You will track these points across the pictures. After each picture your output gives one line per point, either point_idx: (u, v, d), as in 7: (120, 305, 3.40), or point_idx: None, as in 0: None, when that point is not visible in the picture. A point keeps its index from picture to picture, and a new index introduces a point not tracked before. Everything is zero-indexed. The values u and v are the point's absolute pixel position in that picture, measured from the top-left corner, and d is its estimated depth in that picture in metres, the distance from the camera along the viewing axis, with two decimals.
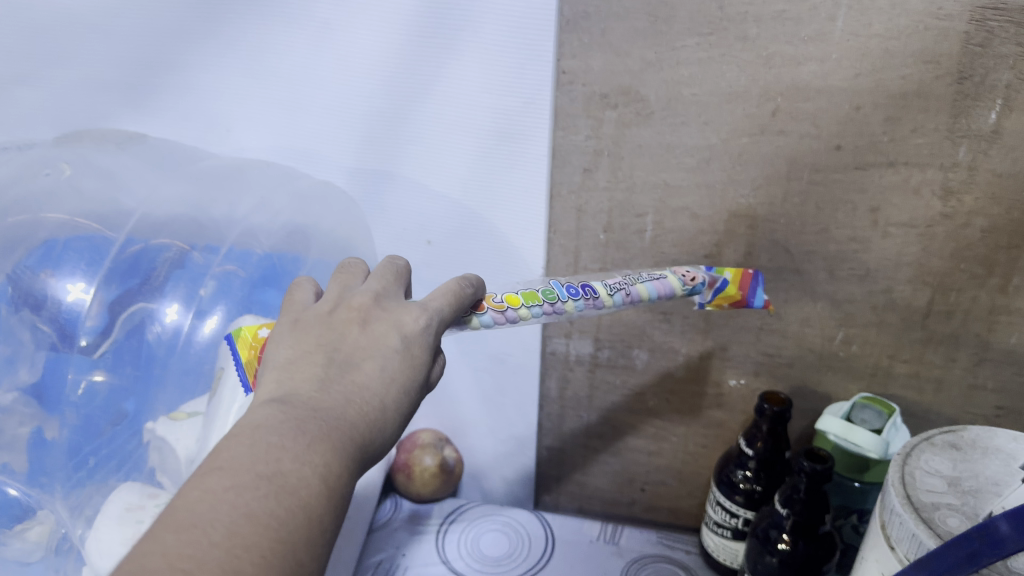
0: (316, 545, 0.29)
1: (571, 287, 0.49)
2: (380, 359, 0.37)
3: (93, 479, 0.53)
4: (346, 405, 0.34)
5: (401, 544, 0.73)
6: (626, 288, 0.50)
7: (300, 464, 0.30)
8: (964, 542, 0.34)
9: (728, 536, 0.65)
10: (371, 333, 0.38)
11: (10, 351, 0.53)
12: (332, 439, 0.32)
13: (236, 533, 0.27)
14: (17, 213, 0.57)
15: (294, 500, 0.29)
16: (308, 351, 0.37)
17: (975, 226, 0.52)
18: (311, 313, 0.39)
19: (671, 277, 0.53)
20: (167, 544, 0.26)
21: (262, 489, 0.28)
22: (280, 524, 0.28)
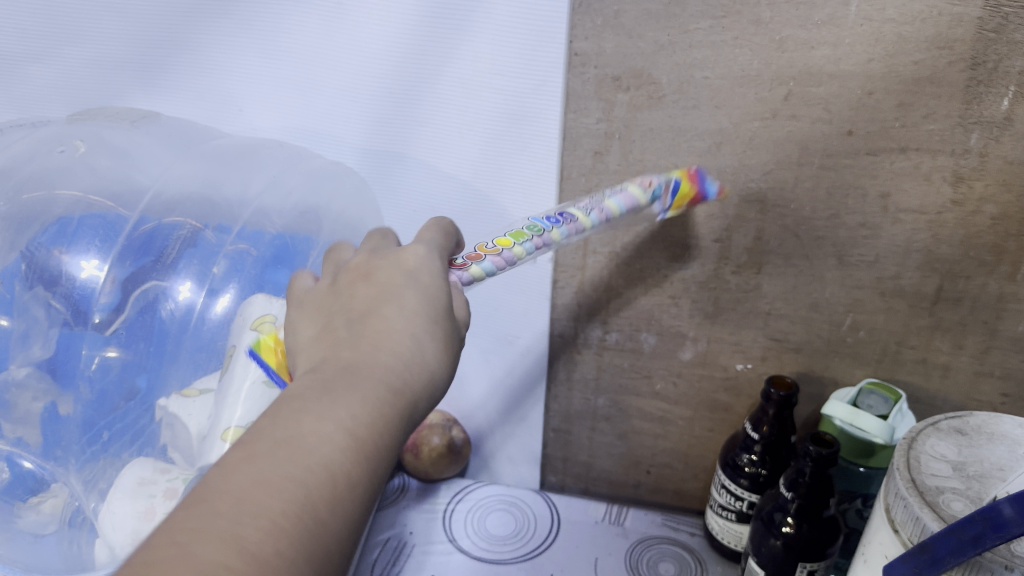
0: (347, 511, 0.29)
1: (552, 217, 0.51)
2: (386, 294, 0.38)
3: (106, 453, 0.53)
4: (387, 373, 0.34)
5: (409, 522, 0.74)
6: (597, 207, 0.52)
7: (320, 423, 0.31)
8: (969, 525, 0.35)
9: (733, 518, 0.66)
10: (376, 282, 0.39)
11: (25, 327, 0.54)
12: (372, 401, 0.32)
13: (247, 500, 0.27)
14: (33, 188, 0.58)
15: (312, 462, 0.29)
16: (324, 322, 0.39)
17: (985, 213, 0.52)
18: (317, 292, 0.42)
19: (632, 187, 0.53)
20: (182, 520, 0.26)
21: (278, 454, 0.29)
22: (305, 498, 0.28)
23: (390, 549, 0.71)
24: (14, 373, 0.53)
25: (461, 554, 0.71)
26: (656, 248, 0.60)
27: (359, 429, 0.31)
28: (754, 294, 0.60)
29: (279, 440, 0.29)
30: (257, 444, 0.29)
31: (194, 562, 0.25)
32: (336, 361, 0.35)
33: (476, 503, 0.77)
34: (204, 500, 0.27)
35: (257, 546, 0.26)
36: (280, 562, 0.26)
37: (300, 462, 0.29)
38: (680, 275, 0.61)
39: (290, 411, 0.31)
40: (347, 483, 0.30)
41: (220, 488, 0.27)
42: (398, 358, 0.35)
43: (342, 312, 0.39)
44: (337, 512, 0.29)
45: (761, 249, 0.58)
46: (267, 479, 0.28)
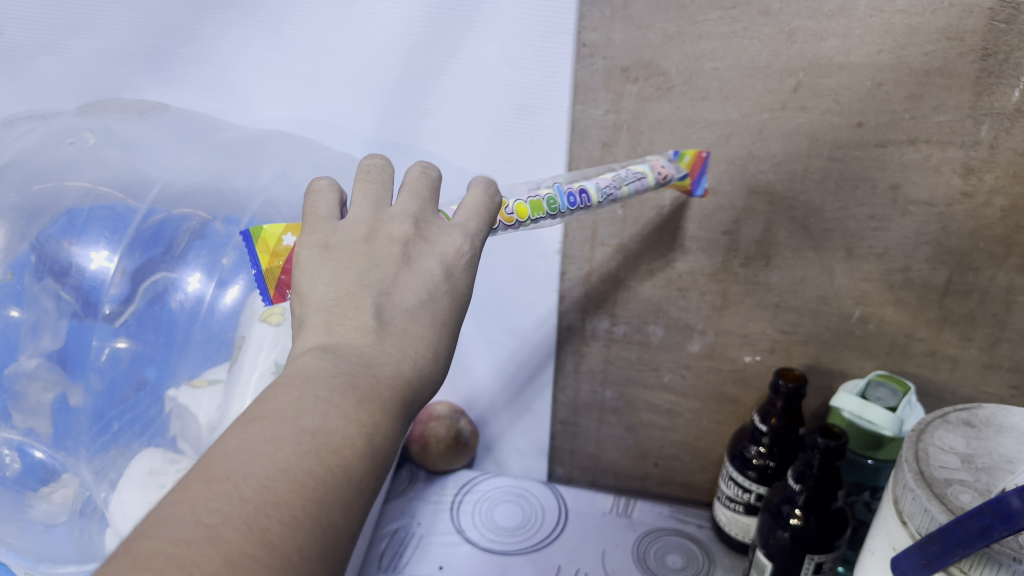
0: (353, 507, 0.30)
1: (572, 195, 0.49)
2: (420, 294, 0.37)
3: (117, 443, 0.54)
4: (399, 384, 0.34)
5: (417, 514, 0.74)
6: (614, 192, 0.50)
7: (346, 421, 0.31)
8: (977, 517, 0.35)
9: (741, 510, 0.66)
10: (417, 272, 0.38)
11: (33, 317, 0.54)
12: (378, 400, 0.33)
13: (269, 490, 0.27)
14: (43, 181, 0.58)
15: (335, 459, 0.30)
16: (349, 290, 0.37)
17: (995, 205, 0.52)
18: (345, 238, 0.39)
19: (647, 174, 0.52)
20: (198, 494, 0.27)
21: (304, 444, 0.29)
22: (317, 483, 0.28)
23: (398, 540, 0.72)
24: (24, 364, 0.53)
25: (469, 545, 0.71)
26: (664, 240, 0.60)
27: (377, 440, 0.32)
28: (763, 286, 0.60)
29: (304, 428, 0.30)
30: (284, 433, 0.30)
31: (222, 547, 0.25)
32: (358, 356, 0.34)
33: (484, 495, 0.77)
34: (231, 480, 0.27)
35: (279, 539, 0.26)
36: (300, 557, 0.27)
37: (322, 460, 0.29)
38: (689, 267, 0.61)
39: (318, 399, 0.31)
40: (359, 491, 0.30)
41: (247, 471, 0.28)
42: (416, 372, 0.35)
43: (374, 289, 0.37)
44: (347, 515, 0.29)
45: (770, 241, 0.58)
46: (292, 471, 0.28)
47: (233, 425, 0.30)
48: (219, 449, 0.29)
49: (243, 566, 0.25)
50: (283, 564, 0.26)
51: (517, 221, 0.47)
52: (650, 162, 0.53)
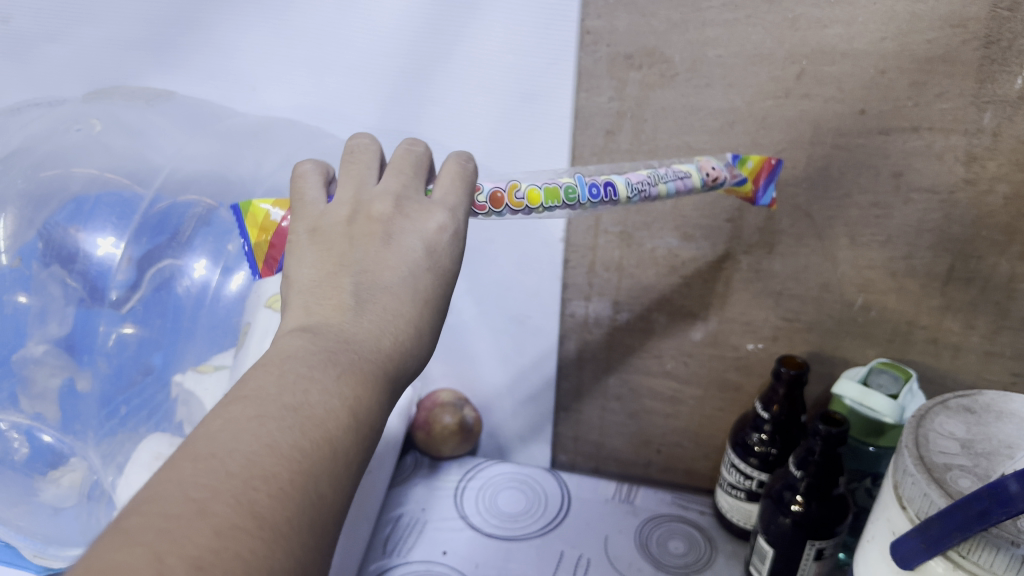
0: (340, 478, 0.30)
1: (594, 186, 0.47)
2: (400, 272, 0.38)
3: (124, 427, 0.55)
4: (382, 360, 0.35)
5: (421, 499, 0.75)
6: (646, 187, 0.49)
7: (328, 396, 0.31)
8: (976, 500, 0.35)
9: (742, 497, 0.66)
10: (396, 249, 0.39)
11: (40, 303, 0.54)
12: (361, 374, 0.33)
13: (255, 464, 0.28)
14: (49, 168, 0.59)
15: (320, 432, 0.30)
16: (329, 270, 0.38)
17: (998, 192, 0.52)
18: (328, 221, 0.40)
19: (692, 174, 0.52)
20: (185, 473, 0.27)
21: (287, 420, 0.30)
22: (304, 457, 0.29)
23: (403, 526, 0.72)
24: (31, 350, 0.53)
25: (472, 530, 0.72)
26: (667, 228, 0.60)
27: (361, 411, 0.32)
28: (765, 274, 0.61)
29: (285, 403, 0.30)
30: (268, 410, 0.30)
31: (212, 520, 0.25)
32: (337, 332, 0.35)
33: (488, 481, 0.78)
34: (216, 456, 0.27)
35: (268, 511, 0.27)
36: (289, 529, 0.27)
37: (307, 433, 0.30)
38: (691, 255, 0.61)
39: (298, 376, 0.32)
40: (346, 464, 0.31)
41: (232, 446, 0.28)
42: (397, 348, 0.36)
43: (354, 268, 0.38)
44: (335, 485, 0.30)
45: (772, 228, 0.58)
46: (277, 446, 0.29)
47: (216, 405, 0.31)
48: (203, 428, 0.29)
49: (233, 538, 0.25)
50: (273, 535, 0.26)
51: (526, 207, 0.45)
52: (699, 163, 0.53)
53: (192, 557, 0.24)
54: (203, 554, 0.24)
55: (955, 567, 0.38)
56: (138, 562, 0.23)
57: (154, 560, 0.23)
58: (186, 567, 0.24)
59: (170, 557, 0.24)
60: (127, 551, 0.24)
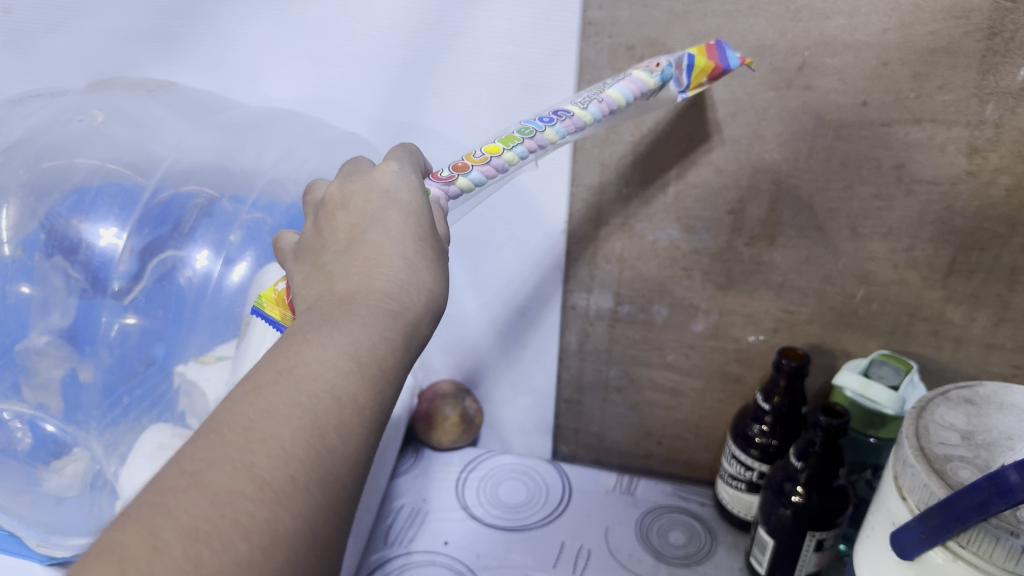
0: (354, 426, 0.30)
1: (545, 118, 0.50)
2: (364, 220, 0.39)
3: (127, 417, 0.55)
4: (387, 299, 0.35)
5: (422, 489, 0.75)
6: (598, 98, 0.50)
7: (323, 347, 0.32)
8: (975, 491, 0.35)
9: (743, 488, 0.66)
10: (353, 207, 0.40)
11: (43, 294, 0.55)
12: (364, 318, 0.33)
13: (253, 428, 0.28)
14: (52, 158, 0.59)
15: (318, 384, 0.30)
16: (312, 267, 0.39)
17: (1000, 184, 0.52)
18: (302, 238, 0.42)
19: (638, 72, 0.51)
20: (185, 453, 0.28)
21: (282, 381, 0.30)
22: (306, 412, 0.29)
23: (404, 515, 0.73)
24: (34, 341, 0.54)
25: (473, 520, 0.72)
26: (668, 220, 0.60)
27: (362, 352, 0.32)
28: (767, 266, 0.61)
29: (280, 371, 0.31)
30: (262, 377, 0.31)
31: (207, 491, 0.26)
32: (331, 298, 0.35)
33: (489, 472, 0.78)
34: (214, 429, 0.28)
35: (269, 473, 0.27)
36: (294, 487, 0.27)
37: (305, 388, 0.30)
38: (692, 247, 0.61)
39: (296, 342, 0.32)
40: (355, 407, 0.31)
41: (230, 418, 0.29)
42: (393, 284, 0.35)
43: (327, 247, 0.39)
44: (348, 441, 0.30)
45: (774, 220, 0.58)
46: (275, 408, 0.29)
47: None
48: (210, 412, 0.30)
49: (230, 505, 0.26)
50: (276, 496, 0.27)
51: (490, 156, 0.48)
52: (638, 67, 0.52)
53: (187, 528, 0.25)
54: (198, 525, 0.25)
55: (954, 558, 0.38)
56: (134, 541, 0.24)
57: (148, 535, 0.25)
58: (180, 540, 0.25)
59: (165, 532, 0.25)
60: (123, 530, 0.25)
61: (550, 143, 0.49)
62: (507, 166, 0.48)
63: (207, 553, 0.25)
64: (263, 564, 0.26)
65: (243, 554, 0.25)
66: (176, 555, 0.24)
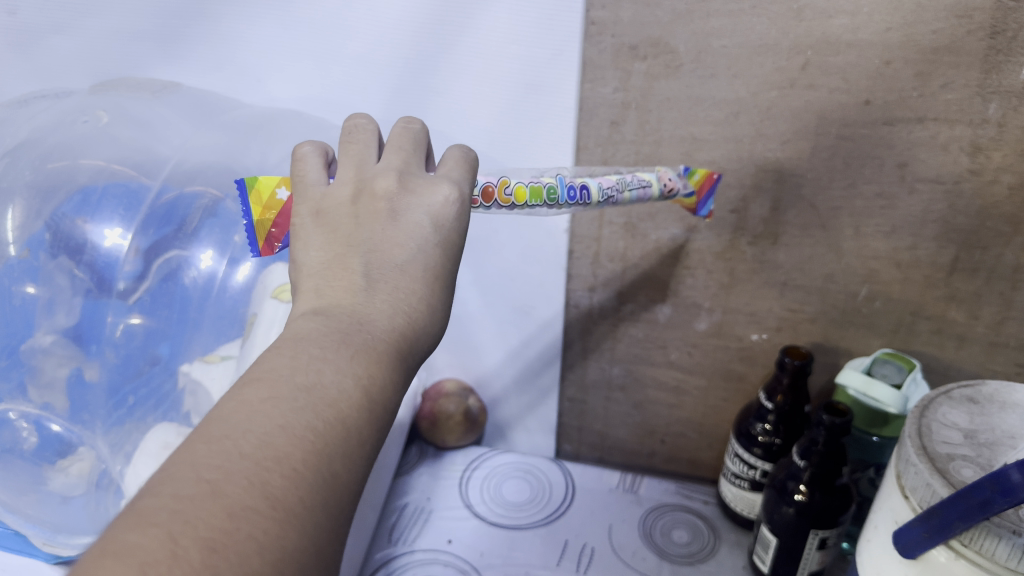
0: (355, 457, 0.31)
1: (573, 187, 0.48)
2: (410, 248, 0.38)
3: (133, 417, 0.55)
4: (398, 337, 0.35)
5: (426, 488, 0.76)
6: (615, 195, 0.50)
7: (342, 375, 0.32)
8: (977, 490, 0.35)
9: (745, 486, 0.67)
10: (400, 226, 0.38)
11: (48, 294, 0.55)
12: (376, 354, 0.34)
13: (269, 445, 0.28)
14: (58, 159, 0.59)
15: (333, 411, 0.30)
16: (338, 253, 0.38)
17: (1003, 182, 0.52)
18: (333, 203, 0.40)
19: (654, 185, 0.53)
20: (198, 455, 0.27)
21: (300, 400, 0.30)
22: (317, 436, 0.29)
23: (408, 514, 0.73)
24: (39, 341, 0.54)
25: (478, 519, 0.72)
26: (671, 219, 0.61)
27: (375, 388, 0.32)
28: (770, 265, 0.61)
29: (296, 386, 0.31)
30: (279, 388, 0.30)
31: (223, 501, 0.26)
32: (353, 316, 0.35)
33: (493, 471, 0.78)
34: (228, 439, 0.28)
35: (282, 491, 0.27)
36: (303, 508, 0.27)
37: (321, 411, 0.30)
38: (696, 245, 0.61)
39: (312, 356, 0.32)
40: (361, 439, 0.31)
41: (243, 429, 0.29)
42: (410, 331, 0.36)
43: (357, 246, 0.38)
44: (350, 462, 0.30)
45: (777, 219, 0.58)
46: (290, 425, 0.29)
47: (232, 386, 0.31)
48: (218, 411, 0.30)
49: (245, 519, 0.26)
50: (287, 516, 0.27)
51: (512, 203, 0.46)
52: (658, 173, 0.54)
53: (206, 538, 0.25)
54: (214, 536, 0.25)
55: (956, 557, 0.38)
56: (151, 545, 0.24)
57: (167, 541, 0.24)
58: (200, 548, 0.24)
59: (184, 539, 0.24)
60: (141, 532, 0.24)
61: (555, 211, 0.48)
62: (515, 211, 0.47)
63: (225, 565, 0.24)
64: None
65: (257, 567, 0.25)
66: (194, 562, 0.24)
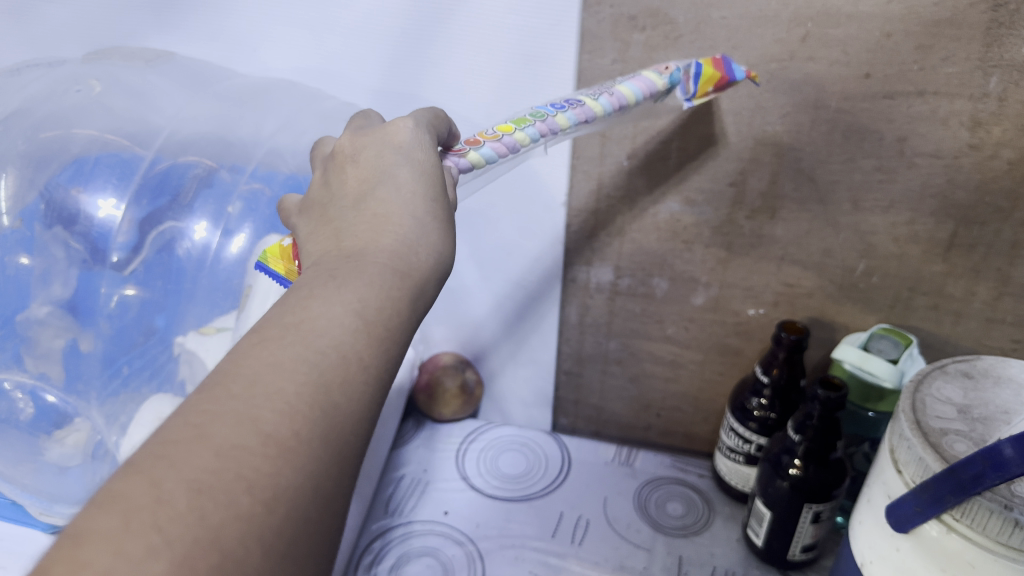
0: (360, 393, 0.30)
1: (557, 105, 0.50)
2: (377, 176, 0.38)
3: (127, 388, 0.56)
4: (394, 258, 0.35)
5: (424, 460, 0.76)
6: (608, 93, 0.51)
7: (330, 304, 0.32)
8: (970, 465, 0.36)
9: (741, 460, 0.67)
10: (363, 165, 0.39)
11: (44, 265, 0.55)
12: (370, 276, 0.33)
13: (259, 383, 0.28)
14: (50, 127, 0.59)
15: (324, 340, 0.30)
16: (319, 218, 0.39)
17: (1002, 157, 0.52)
18: (310, 192, 0.41)
19: (648, 74, 0.51)
20: (190, 400, 0.28)
21: (289, 336, 0.30)
22: (311, 369, 0.29)
23: (404, 486, 0.73)
24: (35, 313, 0.54)
25: (475, 491, 0.72)
26: (670, 192, 0.60)
27: (370, 310, 0.32)
28: (767, 239, 0.60)
29: (286, 325, 0.31)
30: (267, 330, 0.31)
31: (211, 442, 0.26)
32: (338, 253, 0.35)
33: (489, 443, 0.79)
34: (217, 383, 0.28)
35: (273, 427, 0.27)
36: (297, 442, 0.27)
37: (312, 344, 0.30)
38: (693, 219, 0.61)
39: (301, 296, 0.32)
40: (360, 364, 0.31)
41: (235, 372, 0.29)
42: (401, 242, 0.35)
43: (334, 201, 0.39)
44: (352, 396, 0.30)
45: (775, 193, 0.58)
46: (281, 361, 0.29)
47: None
48: None
49: (234, 458, 0.26)
50: (279, 451, 0.27)
51: (503, 135, 0.47)
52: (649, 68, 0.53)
53: (191, 479, 0.25)
54: (201, 477, 0.25)
55: (949, 531, 0.39)
56: (137, 492, 0.24)
57: (152, 486, 0.24)
58: (184, 491, 0.25)
59: (168, 482, 0.25)
60: (126, 479, 0.24)
61: (560, 127, 0.49)
62: (519, 146, 0.47)
63: (211, 505, 0.25)
64: (264, 518, 0.26)
65: (246, 507, 0.25)
66: (179, 505, 0.24)
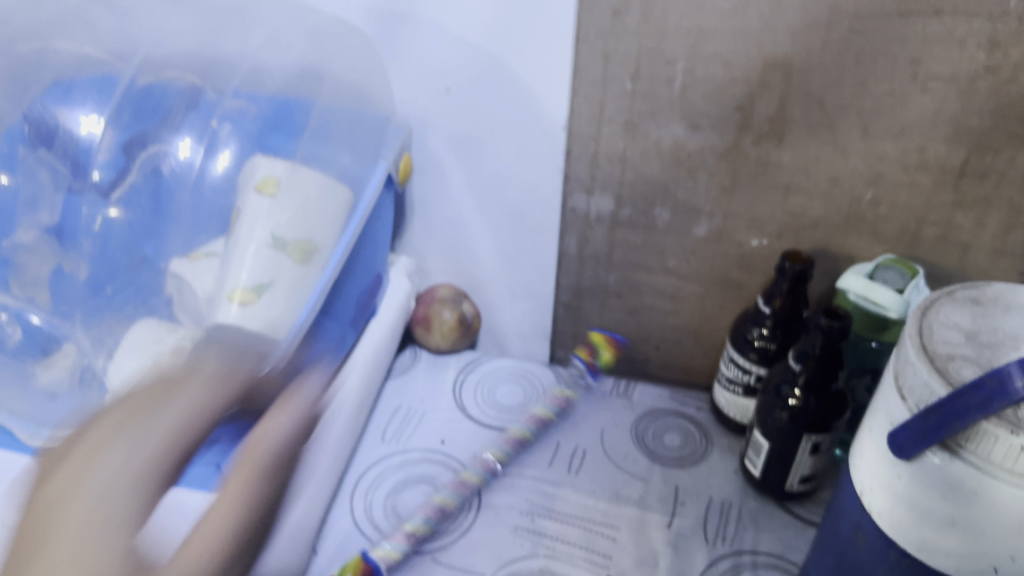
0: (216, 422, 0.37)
1: None
2: None
3: (111, 308, 0.52)
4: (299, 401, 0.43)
5: (420, 391, 0.75)
6: None
7: (222, 385, 0.38)
8: (978, 389, 0.35)
9: (740, 391, 0.66)
10: None
11: (30, 191, 0.54)
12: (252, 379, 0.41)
13: (138, 415, 0.34)
14: (28, 41, 0.56)
15: (180, 408, 0.35)
16: None
17: (1020, 81, 0.50)
18: None
19: None
20: (106, 413, 0.35)
21: (162, 385, 0.36)
22: (170, 434, 0.34)
23: (400, 415, 0.72)
24: (22, 238, 0.53)
25: (471, 421, 0.72)
26: (674, 118, 0.58)
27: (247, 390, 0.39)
28: (773, 167, 0.59)
29: (179, 390, 0.36)
30: (145, 392, 0.36)
31: (144, 451, 0.33)
32: None
33: (486, 375, 0.78)
34: (133, 402, 0.34)
35: (149, 455, 0.33)
36: (128, 484, 0.32)
37: (174, 403, 0.35)
38: (698, 146, 0.59)
39: (177, 386, 0.37)
40: (204, 416, 0.36)
41: (146, 396, 0.36)
42: None
43: None
44: (193, 440, 0.35)
45: (783, 118, 0.56)
46: (157, 415, 0.35)
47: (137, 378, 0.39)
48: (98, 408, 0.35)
49: (150, 471, 0.32)
50: (148, 473, 0.32)
51: None
52: None
53: (118, 479, 0.32)
54: (126, 470, 0.32)
55: (952, 458, 0.38)
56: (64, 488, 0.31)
57: (72, 490, 0.31)
58: (99, 491, 0.31)
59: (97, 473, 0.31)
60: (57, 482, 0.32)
61: None
62: None
63: (114, 500, 0.31)
64: (118, 510, 0.31)
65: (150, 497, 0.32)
66: (103, 475, 0.31)
